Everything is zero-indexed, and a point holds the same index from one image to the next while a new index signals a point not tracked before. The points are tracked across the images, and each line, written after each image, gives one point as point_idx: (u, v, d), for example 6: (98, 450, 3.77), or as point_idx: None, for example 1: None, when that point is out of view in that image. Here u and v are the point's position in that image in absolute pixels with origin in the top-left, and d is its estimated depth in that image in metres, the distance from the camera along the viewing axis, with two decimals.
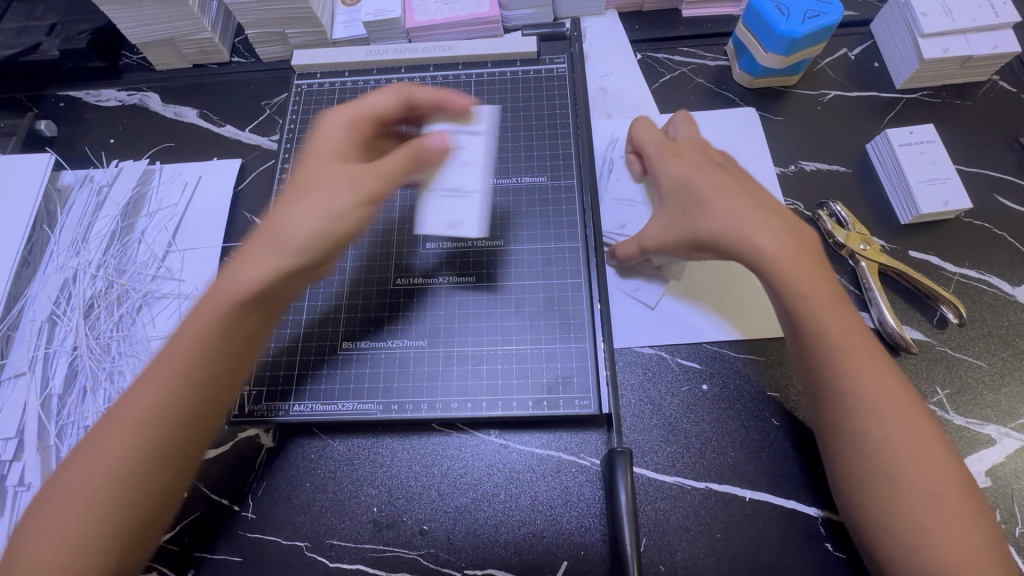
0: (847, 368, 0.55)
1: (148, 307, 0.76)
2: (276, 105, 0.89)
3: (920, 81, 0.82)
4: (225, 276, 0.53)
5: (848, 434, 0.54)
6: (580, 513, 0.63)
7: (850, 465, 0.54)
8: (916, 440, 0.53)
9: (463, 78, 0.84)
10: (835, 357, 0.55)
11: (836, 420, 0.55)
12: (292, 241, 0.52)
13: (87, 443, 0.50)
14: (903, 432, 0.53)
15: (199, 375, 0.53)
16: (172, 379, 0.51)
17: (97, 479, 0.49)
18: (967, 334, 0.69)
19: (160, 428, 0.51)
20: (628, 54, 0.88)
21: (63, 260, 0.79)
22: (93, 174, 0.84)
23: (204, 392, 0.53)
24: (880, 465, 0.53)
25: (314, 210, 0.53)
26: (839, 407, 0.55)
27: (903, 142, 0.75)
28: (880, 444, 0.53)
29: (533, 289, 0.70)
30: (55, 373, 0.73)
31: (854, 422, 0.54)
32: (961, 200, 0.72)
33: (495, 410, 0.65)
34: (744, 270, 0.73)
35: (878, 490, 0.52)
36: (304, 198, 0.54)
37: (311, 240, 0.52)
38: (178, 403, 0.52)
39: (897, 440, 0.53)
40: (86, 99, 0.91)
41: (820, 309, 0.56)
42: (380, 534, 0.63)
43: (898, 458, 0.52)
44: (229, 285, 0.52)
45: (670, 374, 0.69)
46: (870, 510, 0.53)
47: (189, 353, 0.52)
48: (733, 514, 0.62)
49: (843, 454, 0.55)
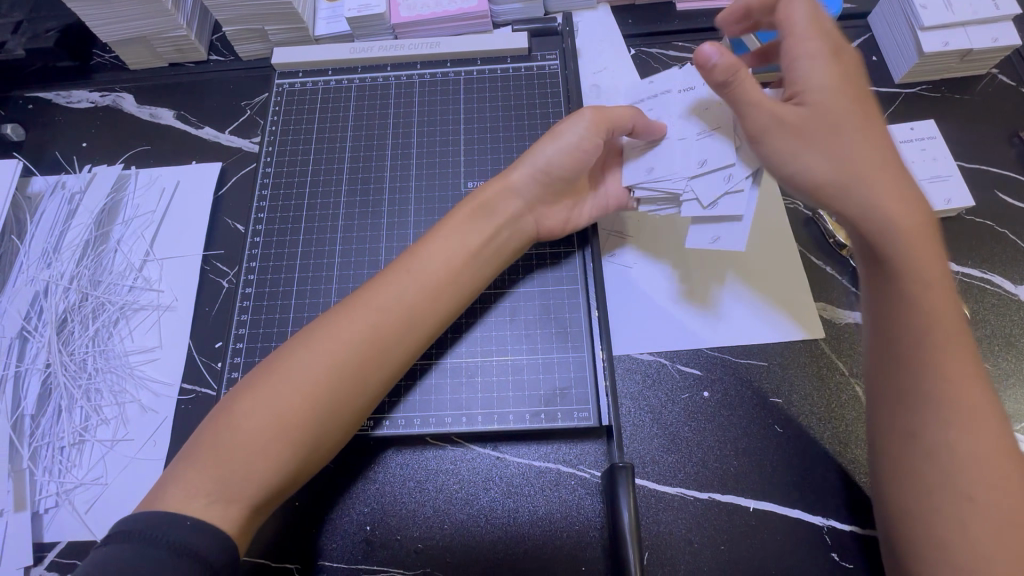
0: (936, 375, 0.51)
1: (126, 320, 0.73)
2: (256, 105, 0.85)
3: (919, 75, 0.80)
4: (312, 344, 0.56)
5: (925, 444, 0.50)
6: (580, 527, 0.61)
7: (911, 470, 0.51)
8: (999, 460, 0.49)
9: (452, 76, 0.81)
10: (920, 356, 0.51)
11: (911, 427, 0.51)
12: (386, 322, 0.57)
13: (229, 437, 0.51)
14: (987, 451, 0.49)
15: (350, 385, 0.55)
16: (292, 422, 0.52)
17: (227, 476, 0.50)
18: (971, 335, 0.68)
19: (264, 462, 0.51)
20: (621, 49, 0.85)
21: (34, 272, 0.75)
22: (65, 180, 0.80)
23: (340, 407, 0.54)
24: (951, 480, 0.49)
25: (400, 295, 0.59)
26: (919, 413, 0.51)
27: (904, 139, 0.74)
28: (955, 459, 0.49)
29: (529, 296, 0.68)
30: (27, 392, 0.69)
31: (933, 433, 0.50)
32: (963, 197, 0.71)
33: (491, 423, 0.63)
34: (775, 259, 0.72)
35: (950, 499, 0.49)
36: (389, 289, 0.59)
37: (401, 322, 0.58)
38: (317, 416, 0.53)
39: (974, 459, 0.49)
40: (56, 100, 0.87)
41: (922, 286, 0.52)
42: (375, 554, 0.61)
43: (973, 477, 0.49)
44: (315, 350, 0.55)
45: (669, 382, 0.67)
46: (920, 526, 0.50)
47: (332, 365, 0.54)
48: (737, 525, 0.61)
49: (907, 462, 0.51)
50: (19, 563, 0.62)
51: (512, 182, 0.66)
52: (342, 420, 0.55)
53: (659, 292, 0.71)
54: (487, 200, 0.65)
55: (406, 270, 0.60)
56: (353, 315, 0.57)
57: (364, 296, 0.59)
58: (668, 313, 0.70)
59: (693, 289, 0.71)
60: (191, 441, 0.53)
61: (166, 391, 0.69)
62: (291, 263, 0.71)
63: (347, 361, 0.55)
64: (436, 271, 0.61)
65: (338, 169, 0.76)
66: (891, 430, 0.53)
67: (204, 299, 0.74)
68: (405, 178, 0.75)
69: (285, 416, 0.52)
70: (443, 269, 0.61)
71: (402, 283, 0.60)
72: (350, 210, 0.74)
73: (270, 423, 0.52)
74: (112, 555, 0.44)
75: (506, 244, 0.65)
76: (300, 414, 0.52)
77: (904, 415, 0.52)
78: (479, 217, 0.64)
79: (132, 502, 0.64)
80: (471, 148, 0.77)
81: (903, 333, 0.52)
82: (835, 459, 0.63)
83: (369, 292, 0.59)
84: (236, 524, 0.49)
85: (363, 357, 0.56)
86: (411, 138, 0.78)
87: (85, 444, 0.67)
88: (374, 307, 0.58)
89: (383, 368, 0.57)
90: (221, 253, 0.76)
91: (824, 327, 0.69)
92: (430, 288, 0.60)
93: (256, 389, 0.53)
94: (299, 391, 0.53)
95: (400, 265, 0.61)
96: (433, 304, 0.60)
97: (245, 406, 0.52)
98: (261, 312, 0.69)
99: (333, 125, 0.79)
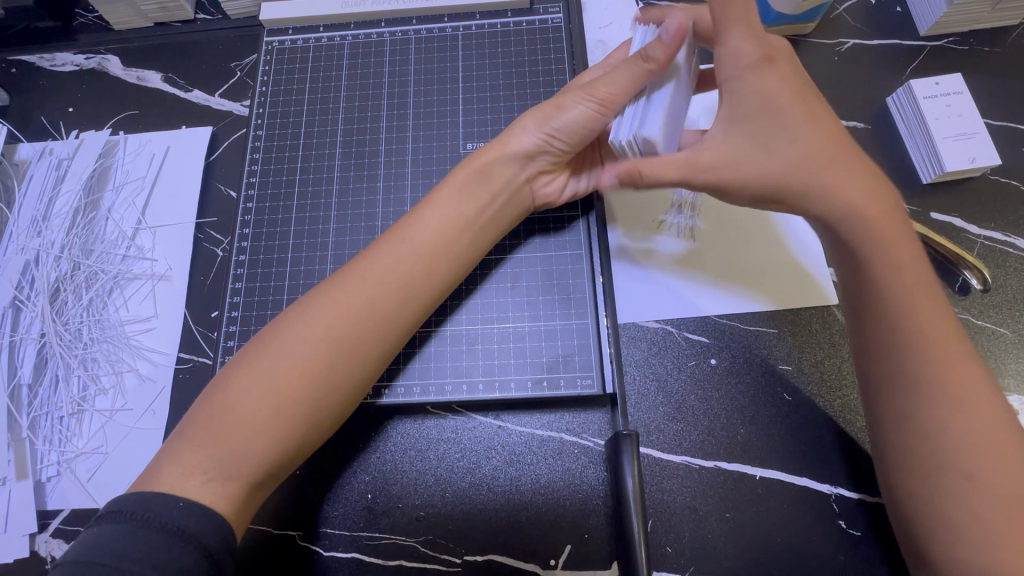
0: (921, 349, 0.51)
1: (121, 289, 0.72)
2: (246, 66, 0.82)
3: (946, 25, 0.75)
4: (301, 320, 0.53)
5: (921, 426, 0.50)
6: (582, 496, 0.60)
7: (914, 459, 0.50)
8: (985, 436, 0.48)
9: (450, 32, 0.77)
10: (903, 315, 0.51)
11: (906, 409, 0.51)
12: (380, 297, 0.55)
13: (226, 417, 0.50)
14: (982, 425, 0.49)
15: (347, 362, 0.53)
16: (290, 401, 0.50)
17: (224, 456, 0.48)
18: (991, 301, 0.65)
19: (268, 440, 0.49)
20: (628, 2, 0.80)
21: (24, 241, 0.73)
22: (52, 146, 0.78)
23: (338, 383, 0.52)
24: (948, 460, 0.49)
25: (394, 271, 0.56)
26: (910, 397, 0.51)
27: (929, 94, 0.70)
28: (955, 438, 0.49)
29: (531, 263, 0.66)
30: (23, 362, 0.69)
31: (930, 413, 0.50)
32: (989, 155, 0.67)
33: (492, 392, 0.62)
34: (786, 229, 0.68)
35: (951, 484, 0.48)
36: (381, 263, 0.56)
37: (394, 296, 0.55)
38: (315, 394, 0.51)
39: (965, 436, 0.49)
40: (40, 63, 0.83)
41: (893, 269, 0.52)
42: (377, 521, 0.61)
43: (981, 451, 0.48)
44: (305, 326, 0.53)
45: (677, 349, 0.65)
46: (928, 504, 0.50)
47: (328, 340, 0.52)
48: (744, 493, 0.60)
49: (908, 444, 0.51)
50: (24, 530, 0.62)
51: (516, 144, 0.62)
52: (346, 396, 0.53)
53: (696, 269, 0.68)
54: (478, 169, 0.61)
55: (398, 244, 0.58)
56: (350, 288, 0.55)
57: (360, 269, 0.56)
58: (698, 287, 0.67)
59: (720, 260, 0.68)
60: (184, 423, 0.51)
61: (164, 360, 0.68)
62: (284, 231, 0.69)
63: (343, 337, 0.53)
64: (429, 237, 0.58)
65: (331, 131, 0.73)
66: (887, 414, 0.52)
67: (199, 267, 0.72)
68: (401, 141, 0.72)
69: (284, 393, 0.50)
70: (439, 239, 0.59)
71: (398, 255, 0.57)
72: (345, 173, 0.71)
73: (267, 401, 0.50)
74: (103, 538, 0.43)
75: (503, 212, 0.62)
76: (297, 391, 0.51)
77: (893, 400, 0.51)
78: (475, 181, 0.61)
79: (131, 473, 0.64)
80: (471, 108, 0.73)
81: (856, 273, 0.54)
82: (845, 427, 0.61)
83: (359, 265, 0.57)
84: (231, 503, 0.48)
85: (361, 331, 0.54)
86: (408, 98, 0.74)
87: (84, 413, 0.67)
88: (371, 280, 0.55)
89: (382, 341, 0.55)
90: (214, 220, 0.74)
91: (837, 292, 0.66)
92: (423, 262, 0.57)
93: (251, 366, 0.51)
94: (292, 368, 0.51)
95: (393, 237, 0.58)
96: (432, 275, 0.58)
97: (238, 384, 0.51)
98: (255, 280, 0.67)
99: (325, 86, 0.76)
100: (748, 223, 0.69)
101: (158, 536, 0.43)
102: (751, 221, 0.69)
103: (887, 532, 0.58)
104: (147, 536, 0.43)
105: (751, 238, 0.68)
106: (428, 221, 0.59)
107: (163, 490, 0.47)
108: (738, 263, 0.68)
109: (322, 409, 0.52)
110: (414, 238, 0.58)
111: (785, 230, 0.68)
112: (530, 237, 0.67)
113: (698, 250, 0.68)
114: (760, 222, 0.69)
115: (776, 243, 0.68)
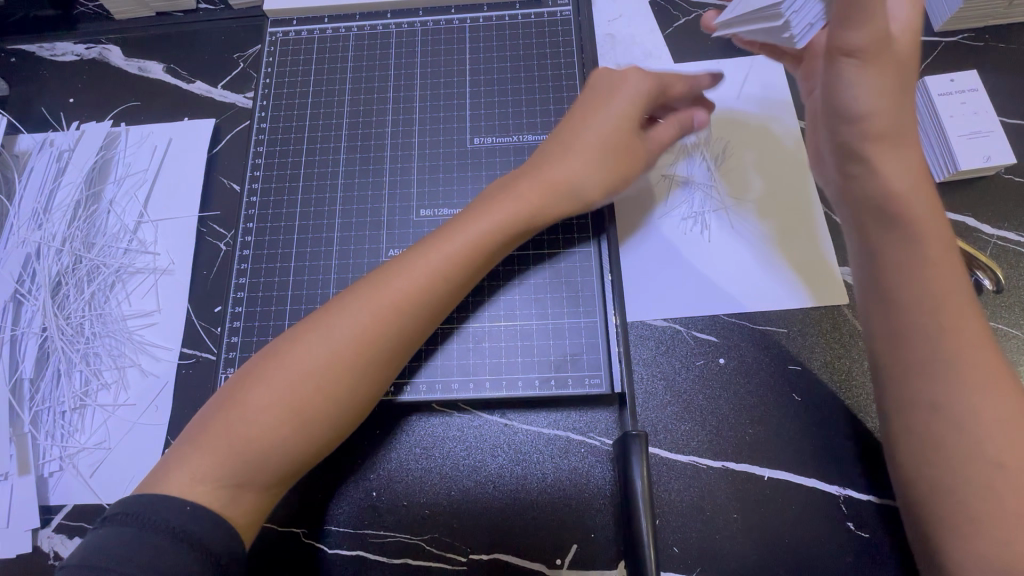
0: (947, 335, 0.51)
1: (122, 284, 0.71)
2: (249, 57, 0.80)
3: (963, 20, 0.74)
4: (316, 330, 0.52)
5: (947, 416, 0.49)
6: (589, 495, 0.60)
7: (937, 453, 0.49)
8: (1009, 427, 0.48)
9: (457, 24, 0.76)
10: (933, 299, 0.52)
11: (934, 399, 0.50)
12: (402, 313, 0.53)
13: (237, 427, 0.49)
14: (1005, 416, 0.48)
15: (361, 373, 0.52)
16: (306, 415, 0.50)
17: (239, 463, 0.48)
18: (1004, 301, 0.64)
19: (282, 452, 0.49)
20: None
21: (25, 234, 0.73)
22: (53, 138, 0.77)
23: (352, 394, 0.52)
24: (974, 451, 0.48)
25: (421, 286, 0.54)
26: (939, 385, 0.50)
27: (944, 91, 0.69)
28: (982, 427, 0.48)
29: (538, 260, 0.65)
30: (24, 357, 0.68)
31: (953, 402, 0.49)
32: (1004, 154, 0.66)
33: (499, 390, 0.61)
34: (811, 227, 0.68)
35: (974, 477, 0.48)
36: (405, 276, 0.55)
37: (418, 312, 0.54)
38: (328, 406, 0.50)
39: (988, 427, 0.48)
40: (39, 53, 0.82)
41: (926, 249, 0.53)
42: (382, 520, 0.60)
43: (997, 447, 0.48)
44: (321, 338, 0.52)
45: (684, 348, 0.64)
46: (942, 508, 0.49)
47: (344, 352, 0.51)
48: (751, 493, 0.59)
49: (932, 436, 0.50)
50: (26, 526, 0.62)
51: (558, 168, 0.60)
52: (360, 408, 0.53)
53: (711, 265, 0.67)
54: (517, 189, 0.59)
55: (428, 261, 0.55)
56: (370, 300, 0.53)
57: (377, 281, 0.55)
58: (714, 285, 0.66)
59: (738, 257, 0.67)
60: (194, 424, 0.51)
61: (166, 356, 0.68)
62: (289, 226, 0.68)
63: (359, 349, 0.52)
64: (458, 257, 0.56)
65: (337, 124, 0.72)
66: (904, 402, 0.52)
67: (202, 261, 0.71)
68: (407, 134, 0.71)
69: (297, 404, 0.49)
70: (469, 259, 0.57)
71: (422, 267, 0.55)
72: (350, 167, 0.70)
73: (279, 412, 0.49)
74: (108, 542, 0.42)
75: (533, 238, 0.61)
76: (309, 404, 0.50)
77: (916, 389, 0.51)
78: (512, 202, 0.59)
79: (134, 469, 0.63)
80: (478, 102, 0.72)
81: (895, 244, 0.55)
82: (855, 430, 0.61)
83: (383, 278, 0.55)
84: (237, 505, 0.48)
85: (379, 343, 0.52)
86: (414, 91, 0.73)
87: (86, 408, 0.66)
88: (390, 291, 0.54)
89: (396, 355, 0.54)
90: (217, 214, 0.73)
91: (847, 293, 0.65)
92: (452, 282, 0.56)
93: (263, 374, 0.51)
94: (305, 380, 0.50)
95: (423, 253, 0.56)
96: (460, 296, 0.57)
97: (251, 393, 0.50)
98: (260, 274, 0.66)
99: (330, 78, 0.75)
100: (774, 216, 0.69)
101: (162, 540, 0.43)
102: (777, 215, 0.69)
103: (893, 534, 0.57)
104: (152, 539, 0.43)
105: (779, 231, 0.68)
106: (462, 240, 0.57)
107: (169, 491, 0.46)
108: (759, 262, 0.67)
109: (335, 422, 0.51)
110: (444, 254, 0.56)
111: (806, 228, 0.68)
112: (539, 235, 0.66)
113: (713, 247, 0.68)
114: (783, 219, 0.68)
115: (799, 240, 0.67)
